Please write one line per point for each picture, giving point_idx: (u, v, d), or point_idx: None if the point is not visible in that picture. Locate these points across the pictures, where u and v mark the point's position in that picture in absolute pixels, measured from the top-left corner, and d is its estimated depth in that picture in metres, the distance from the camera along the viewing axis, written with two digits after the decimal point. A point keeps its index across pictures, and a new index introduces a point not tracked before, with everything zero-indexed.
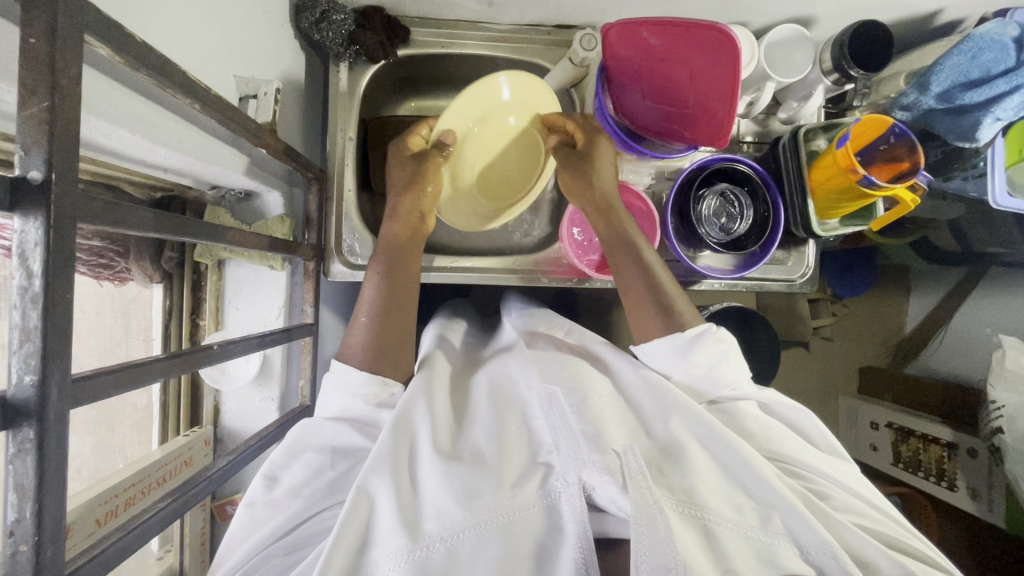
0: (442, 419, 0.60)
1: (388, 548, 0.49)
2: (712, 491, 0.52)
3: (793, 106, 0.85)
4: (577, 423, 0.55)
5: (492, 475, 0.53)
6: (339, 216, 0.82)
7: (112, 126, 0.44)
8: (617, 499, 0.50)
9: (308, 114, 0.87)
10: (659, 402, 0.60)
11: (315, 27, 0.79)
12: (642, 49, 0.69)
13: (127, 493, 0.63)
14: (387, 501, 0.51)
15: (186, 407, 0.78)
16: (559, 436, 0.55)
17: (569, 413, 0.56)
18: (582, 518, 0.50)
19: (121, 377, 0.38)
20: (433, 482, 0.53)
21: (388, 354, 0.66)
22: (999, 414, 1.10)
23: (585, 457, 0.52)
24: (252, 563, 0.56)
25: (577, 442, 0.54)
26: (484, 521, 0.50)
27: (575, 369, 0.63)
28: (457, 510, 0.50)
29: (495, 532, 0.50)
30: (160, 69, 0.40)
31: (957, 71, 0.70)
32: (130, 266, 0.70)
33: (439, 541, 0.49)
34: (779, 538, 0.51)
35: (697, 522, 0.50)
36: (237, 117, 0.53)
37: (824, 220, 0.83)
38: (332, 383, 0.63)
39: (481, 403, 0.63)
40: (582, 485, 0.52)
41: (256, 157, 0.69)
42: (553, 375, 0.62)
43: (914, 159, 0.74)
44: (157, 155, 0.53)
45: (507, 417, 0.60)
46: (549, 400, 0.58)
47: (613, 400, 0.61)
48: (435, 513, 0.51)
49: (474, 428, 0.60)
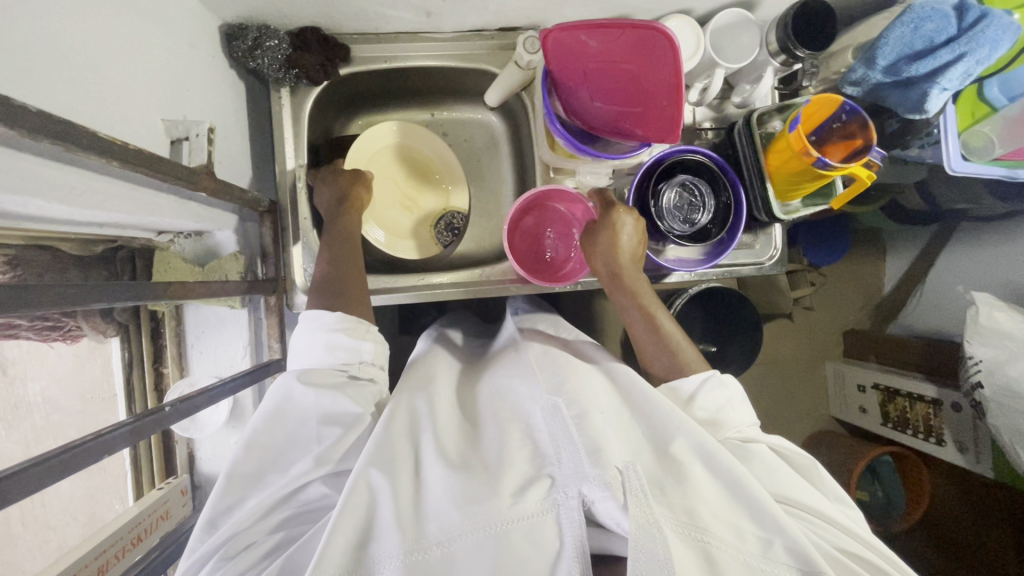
0: (447, 437, 0.61)
1: (384, 548, 0.50)
2: (714, 515, 0.52)
3: (744, 90, 0.83)
4: (578, 435, 0.55)
5: (492, 484, 0.53)
6: (298, 247, 0.82)
7: (24, 197, 0.42)
8: (616, 516, 0.50)
9: (254, 145, 0.85)
10: (661, 415, 0.60)
11: (249, 54, 0.76)
12: (582, 52, 0.67)
13: (101, 560, 0.60)
14: (387, 499, 0.52)
15: (160, 457, 0.77)
16: (560, 447, 0.55)
17: (570, 424, 0.56)
18: (580, 533, 0.50)
19: (63, 461, 0.39)
20: (438, 486, 0.54)
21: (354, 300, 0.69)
22: (977, 368, 1.11)
23: (586, 473, 0.51)
24: (238, 536, 0.53)
25: (578, 456, 0.53)
26: (481, 528, 0.50)
27: (575, 382, 0.64)
28: (455, 514, 0.51)
29: (490, 540, 0.50)
30: (60, 135, 0.38)
31: (901, 43, 0.70)
32: (80, 324, 0.68)
33: (437, 545, 0.50)
34: (779, 568, 0.50)
35: (697, 545, 0.49)
36: (162, 166, 0.51)
37: (785, 203, 0.83)
38: (305, 329, 0.66)
39: (486, 419, 0.64)
40: (582, 499, 0.51)
41: (199, 199, 0.67)
42: (553, 387, 0.62)
43: (867, 135, 0.73)
44: (85, 215, 0.51)
45: (509, 430, 0.60)
46: (552, 411, 0.59)
47: (614, 415, 0.61)
48: (435, 515, 0.51)
49: (480, 443, 0.60)
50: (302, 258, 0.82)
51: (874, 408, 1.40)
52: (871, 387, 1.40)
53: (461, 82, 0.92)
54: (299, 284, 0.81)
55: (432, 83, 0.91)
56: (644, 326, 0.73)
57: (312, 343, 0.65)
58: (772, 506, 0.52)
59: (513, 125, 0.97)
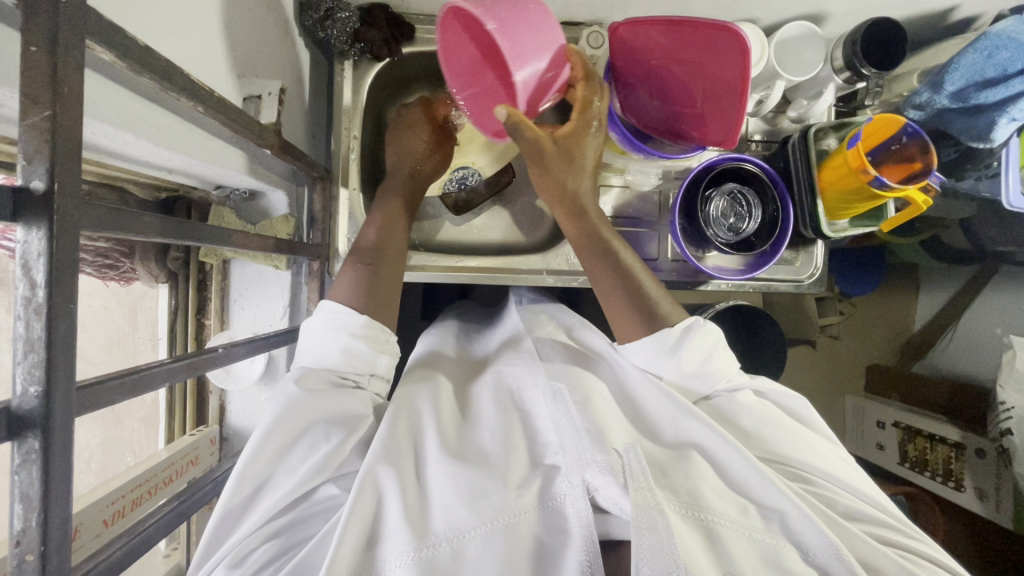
0: (447, 419, 0.61)
1: (393, 546, 0.49)
2: (718, 495, 0.53)
3: (802, 104, 0.83)
4: (582, 421, 0.56)
5: (498, 476, 0.54)
6: (345, 216, 0.83)
7: (117, 130, 0.44)
8: (618, 501, 0.50)
9: (312, 113, 0.87)
10: (665, 400, 0.60)
11: (320, 24, 0.79)
12: (650, 49, 0.68)
13: (134, 494, 0.62)
14: (393, 498, 0.51)
15: (193, 406, 0.79)
16: (565, 435, 0.55)
17: (575, 413, 0.56)
18: (587, 522, 0.50)
19: (129, 383, 0.39)
20: (439, 483, 0.53)
21: (379, 299, 0.64)
22: (1008, 415, 1.08)
23: (589, 458, 0.52)
24: (240, 549, 0.51)
25: (581, 442, 0.53)
26: (490, 521, 0.50)
27: (578, 371, 0.64)
28: (464, 511, 0.51)
29: (500, 531, 0.50)
30: (162, 74, 0.40)
31: (973, 70, 0.69)
32: (135, 266, 0.70)
33: (446, 540, 0.49)
34: (783, 540, 0.51)
35: (700, 525, 0.50)
36: (240, 118, 0.53)
37: (834, 220, 0.82)
38: (324, 323, 0.61)
39: (485, 403, 0.63)
40: (586, 486, 0.52)
41: (261, 158, 0.69)
42: (556, 373, 0.63)
43: (927, 160, 0.72)
44: (161, 157, 0.53)
45: (511, 419, 0.60)
46: (554, 397, 0.58)
47: (612, 404, 0.63)
48: (442, 513, 0.51)
49: (479, 429, 0.60)
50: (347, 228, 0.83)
51: (893, 446, 1.37)
52: (891, 424, 1.37)
53: None
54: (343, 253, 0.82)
55: None
56: (609, 265, 0.63)
57: (328, 339, 0.60)
58: (776, 479, 0.52)
59: None
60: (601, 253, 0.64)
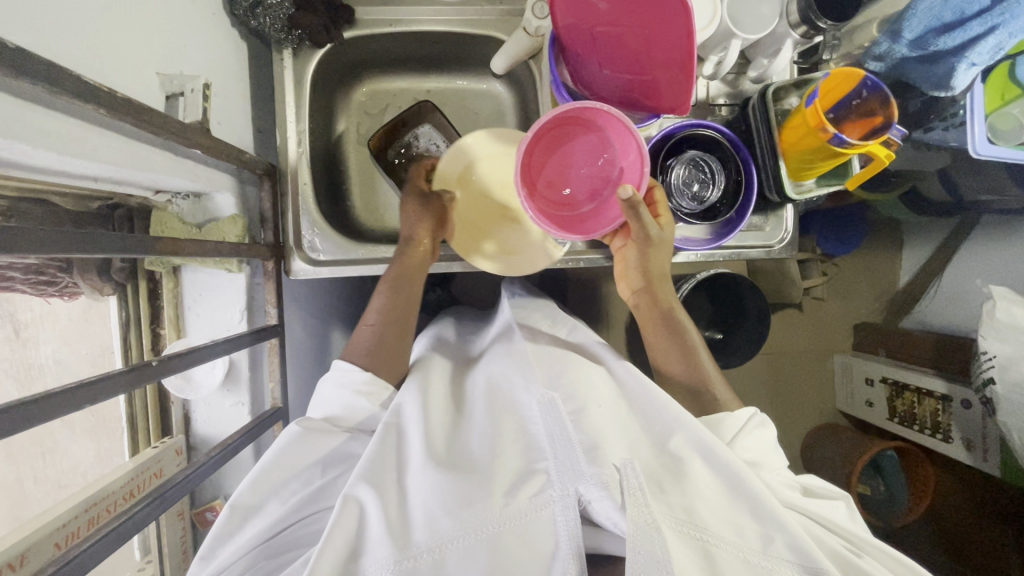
0: (439, 431, 0.60)
1: (373, 559, 0.47)
2: (713, 513, 0.50)
3: (762, 64, 0.80)
4: (575, 432, 0.52)
5: (484, 483, 0.51)
6: (297, 212, 0.81)
7: (6, 140, 0.41)
8: (613, 515, 0.48)
9: (255, 107, 0.84)
10: (660, 412, 0.58)
11: (250, 12, 0.75)
12: (592, 17, 0.65)
13: (91, 513, 0.61)
14: (375, 510, 0.50)
15: (156, 417, 0.77)
16: (556, 442, 0.53)
17: (567, 420, 0.54)
18: (576, 533, 0.47)
19: (41, 406, 0.39)
20: (422, 490, 0.52)
21: (388, 349, 0.69)
22: (990, 364, 1.07)
23: (581, 469, 0.49)
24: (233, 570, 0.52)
25: (573, 453, 0.50)
26: (474, 530, 0.48)
27: (575, 373, 0.63)
28: (447, 518, 0.49)
29: (483, 543, 0.48)
30: (39, 76, 0.37)
31: (930, 15, 0.65)
32: (76, 281, 0.68)
33: (427, 551, 0.47)
34: (780, 564, 0.48)
35: (696, 544, 0.47)
36: (153, 118, 0.50)
37: (799, 181, 0.80)
38: (334, 380, 0.65)
39: (477, 414, 0.62)
40: (579, 496, 0.49)
41: (196, 159, 0.66)
42: (551, 380, 0.61)
43: (887, 112, 0.69)
44: (73, 165, 0.50)
45: (502, 421, 0.59)
46: (547, 407, 0.56)
47: (612, 409, 0.59)
48: (425, 521, 0.49)
49: (471, 439, 0.59)
50: (300, 224, 0.80)
51: (881, 403, 1.37)
52: (879, 381, 1.37)
53: (469, 51, 0.89)
54: (295, 249, 0.79)
55: (439, 50, 0.89)
56: (675, 345, 0.76)
57: (335, 395, 0.65)
58: (770, 500, 0.50)
59: (521, 97, 0.94)
60: (670, 335, 0.76)
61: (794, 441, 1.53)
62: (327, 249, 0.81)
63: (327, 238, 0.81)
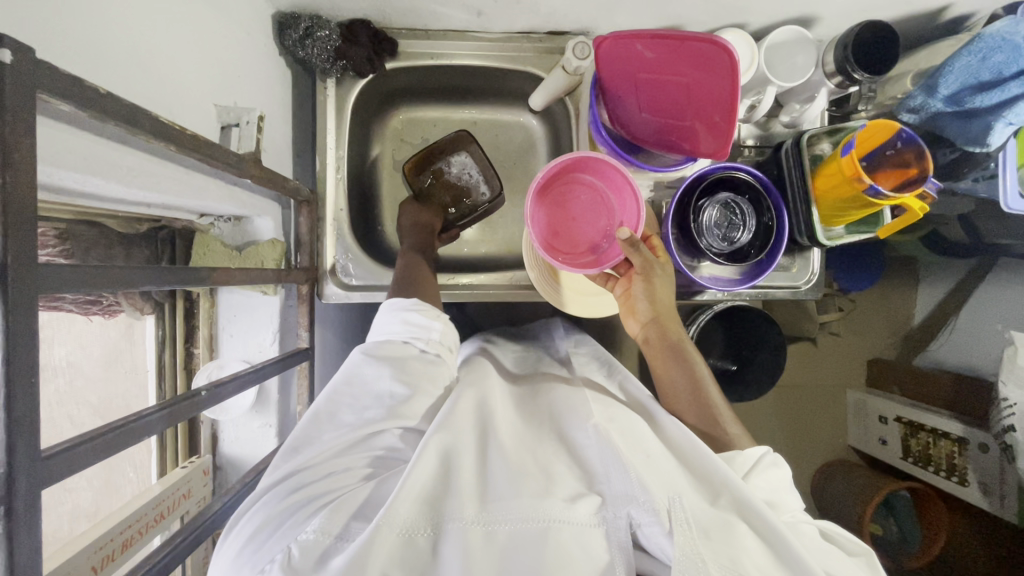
0: (505, 424, 0.58)
1: (452, 508, 0.46)
2: (759, 570, 0.45)
3: (795, 108, 0.82)
4: (629, 461, 0.49)
5: (547, 481, 0.49)
6: (332, 237, 0.82)
7: (84, 176, 0.43)
8: (663, 544, 0.46)
9: (296, 133, 0.86)
10: (709, 461, 0.51)
11: (299, 44, 0.76)
12: (636, 62, 0.66)
13: (126, 534, 0.61)
14: (454, 475, 0.49)
15: (185, 436, 0.78)
16: (609, 466, 0.49)
17: (620, 450, 0.50)
18: (629, 552, 0.46)
19: (102, 443, 0.37)
20: (499, 468, 0.50)
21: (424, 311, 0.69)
22: (1010, 412, 1.07)
23: (635, 494, 0.46)
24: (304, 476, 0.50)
25: (628, 478, 0.47)
26: (534, 521, 0.46)
27: (615, 408, 0.58)
28: (515, 501, 0.47)
29: (540, 536, 0.45)
30: (126, 118, 0.39)
31: (967, 73, 0.67)
32: (119, 300, 0.70)
33: (497, 528, 0.45)
34: None
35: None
36: (215, 152, 0.51)
37: (829, 228, 0.81)
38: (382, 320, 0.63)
39: (542, 424, 0.60)
40: (630, 521, 0.47)
41: (242, 186, 0.67)
42: (600, 413, 0.56)
43: (923, 166, 0.71)
44: (135, 196, 0.52)
45: (552, 444, 0.55)
46: (600, 435, 0.52)
47: (661, 448, 0.54)
48: (496, 496, 0.47)
49: (540, 436, 0.57)
50: (335, 249, 0.83)
51: (895, 442, 1.34)
52: (892, 419, 1.35)
53: (505, 85, 0.91)
54: (329, 273, 0.82)
55: (475, 84, 0.91)
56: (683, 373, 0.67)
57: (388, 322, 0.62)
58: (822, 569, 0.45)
59: (554, 130, 0.95)
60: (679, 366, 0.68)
61: (807, 477, 1.51)
62: (359, 273, 0.83)
63: (360, 263, 0.83)
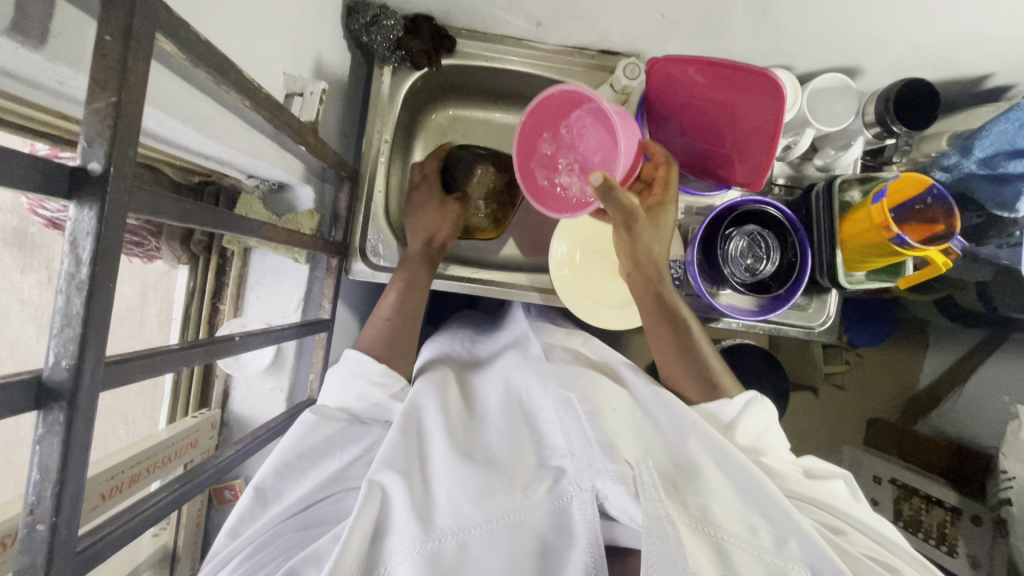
0: (456, 415, 0.60)
1: (399, 539, 0.47)
2: (726, 511, 0.50)
3: (829, 154, 0.84)
4: (593, 431, 0.54)
5: (505, 477, 0.51)
6: (366, 217, 0.84)
7: (166, 116, 0.45)
8: (629, 509, 0.48)
9: (346, 113, 0.89)
10: (673, 418, 0.58)
11: (364, 29, 0.80)
12: (684, 86, 0.69)
13: (133, 471, 0.63)
14: (400, 493, 0.49)
15: (197, 388, 0.80)
16: (573, 442, 0.53)
17: (585, 421, 0.55)
18: (594, 524, 0.48)
19: (152, 363, 0.40)
20: (445, 479, 0.51)
21: (399, 349, 0.67)
22: (1008, 485, 1.03)
23: (598, 465, 0.50)
24: (263, 539, 0.52)
25: (591, 450, 0.52)
26: (496, 518, 0.48)
27: (590, 380, 0.63)
28: (470, 507, 0.48)
29: (505, 529, 0.47)
30: (216, 67, 0.41)
31: (1003, 138, 0.69)
32: (160, 245, 0.73)
33: (452, 535, 0.47)
34: (794, 563, 0.47)
35: (709, 539, 0.48)
36: (282, 114, 0.54)
37: (851, 271, 0.82)
38: (344, 368, 0.63)
39: (494, 410, 0.61)
40: (596, 494, 0.50)
41: (293, 153, 0.70)
42: (564, 383, 0.61)
43: (949, 223, 0.72)
44: (202, 145, 0.54)
45: (518, 426, 0.58)
46: (564, 406, 0.57)
47: (626, 416, 0.60)
48: (448, 508, 0.49)
49: (487, 431, 0.58)
50: (368, 230, 0.86)
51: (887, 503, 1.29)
52: (888, 480, 1.29)
53: None
54: (360, 252, 0.84)
55: (523, 90, 0.94)
56: (675, 335, 0.67)
57: (348, 384, 0.62)
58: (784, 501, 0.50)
59: None
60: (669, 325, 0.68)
61: None
62: (387, 254, 0.86)
63: (388, 245, 0.86)
